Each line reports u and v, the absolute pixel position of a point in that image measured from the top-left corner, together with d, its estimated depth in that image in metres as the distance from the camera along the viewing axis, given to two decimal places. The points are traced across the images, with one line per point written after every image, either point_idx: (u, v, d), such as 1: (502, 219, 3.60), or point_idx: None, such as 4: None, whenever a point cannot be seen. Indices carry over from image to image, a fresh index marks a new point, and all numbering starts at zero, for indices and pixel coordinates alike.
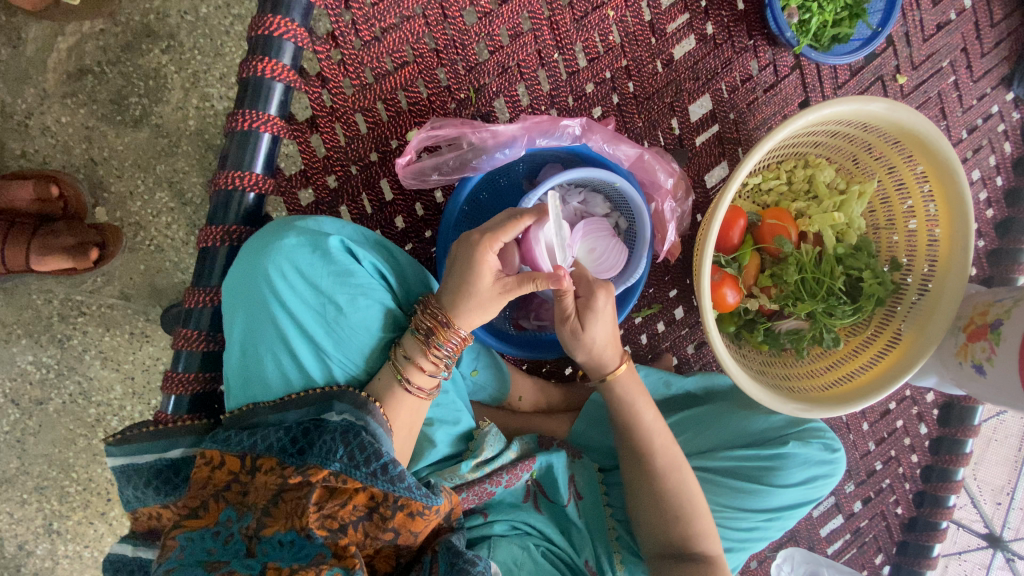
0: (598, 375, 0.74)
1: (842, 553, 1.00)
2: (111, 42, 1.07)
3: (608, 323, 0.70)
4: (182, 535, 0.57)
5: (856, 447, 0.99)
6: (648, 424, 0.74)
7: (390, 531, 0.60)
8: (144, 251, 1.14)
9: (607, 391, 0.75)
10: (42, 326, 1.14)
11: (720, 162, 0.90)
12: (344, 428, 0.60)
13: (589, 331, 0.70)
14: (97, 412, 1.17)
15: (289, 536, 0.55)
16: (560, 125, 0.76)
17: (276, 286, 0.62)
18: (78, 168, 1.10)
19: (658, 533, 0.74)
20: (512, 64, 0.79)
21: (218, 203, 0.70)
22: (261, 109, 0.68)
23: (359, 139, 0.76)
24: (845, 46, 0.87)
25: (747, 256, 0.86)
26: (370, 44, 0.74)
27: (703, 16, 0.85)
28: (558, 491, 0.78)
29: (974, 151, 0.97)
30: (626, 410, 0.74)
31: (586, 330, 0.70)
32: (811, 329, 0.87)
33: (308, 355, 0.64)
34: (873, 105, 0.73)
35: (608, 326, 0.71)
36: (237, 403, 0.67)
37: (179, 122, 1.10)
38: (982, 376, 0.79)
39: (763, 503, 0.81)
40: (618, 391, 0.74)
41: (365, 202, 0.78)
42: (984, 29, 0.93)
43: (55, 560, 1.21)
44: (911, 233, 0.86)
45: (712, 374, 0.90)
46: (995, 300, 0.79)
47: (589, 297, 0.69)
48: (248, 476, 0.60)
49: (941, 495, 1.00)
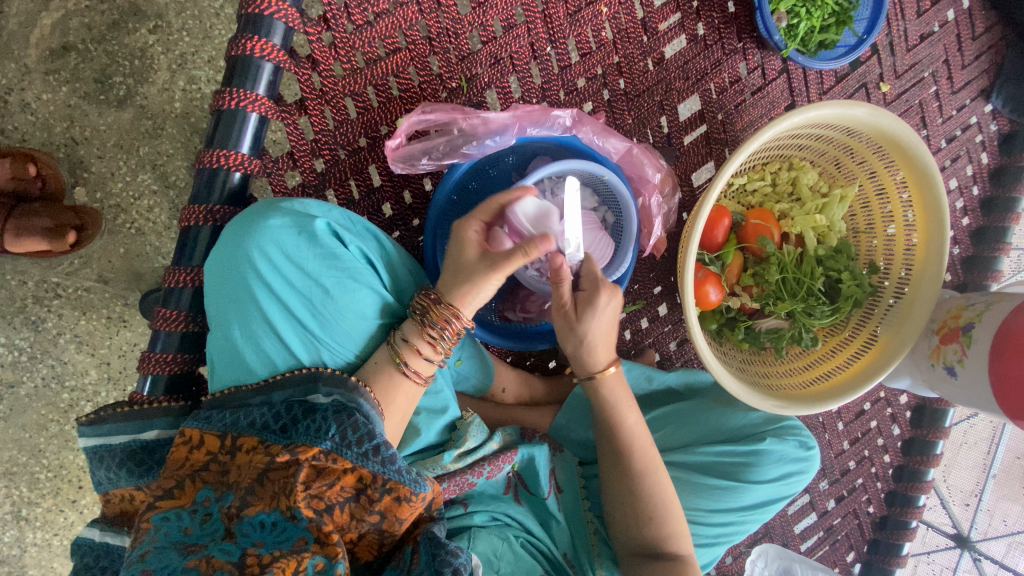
0: (587, 373, 0.74)
1: (814, 549, 1.03)
2: (96, 20, 1.05)
3: (607, 316, 0.72)
4: (156, 517, 0.55)
5: (831, 447, 1.01)
6: (630, 423, 0.74)
7: (376, 514, 0.59)
8: (124, 234, 1.12)
9: (592, 391, 0.75)
10: (16, 308, 1.11)
11: (706, 162, 0.91)
12: (337, 408, 0.61)
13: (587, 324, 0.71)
14: (70, 398, 1.15)
15: (272, 518, 0.54)
16: (550, 116, 0.77)
17: (261, 268, 0.62)
18: (58, 147, 1.07)
19: (632, 532, 0.75)
20: (504, 55, 0.80)
21: (202, 182, 0.69)
22: (249, 89, 0.67)
23: (349, 124, 0.76)
24: (831, 52, 0.89)
25: (730, 255, 0.88)
26: (362, 29, 0.73)
27: (695, 17, 0.86)
28: (539, 484, 0.78)
29: (953, 160, 1.00)
30: (608, 411, 0.74)
31: (581, 322, 0.71)
32: (791, 329, 0.88)
33: (293, 338, 0.64)
34: (857, 110, 0.75)
35: (605, 323, 0.72)
36: (219, 385, 0.66)
37: (164, 104, 1.09)
38: (953, 378, 0.80)
39: (739, 499, 0.82)
40: (604, 392, 0.74)
41: (353, 187, 0.78)
42: (965, 42, 0.95)
43: (23, 548, 1.18)
44: (889, 238, 0.88)
45: (693, 370, 0.91)
46: (968, 304, 0.81)
47: (591, 293, 0.70)
48: (227, 456, 0.60)
49: (911, 495, 1.03)
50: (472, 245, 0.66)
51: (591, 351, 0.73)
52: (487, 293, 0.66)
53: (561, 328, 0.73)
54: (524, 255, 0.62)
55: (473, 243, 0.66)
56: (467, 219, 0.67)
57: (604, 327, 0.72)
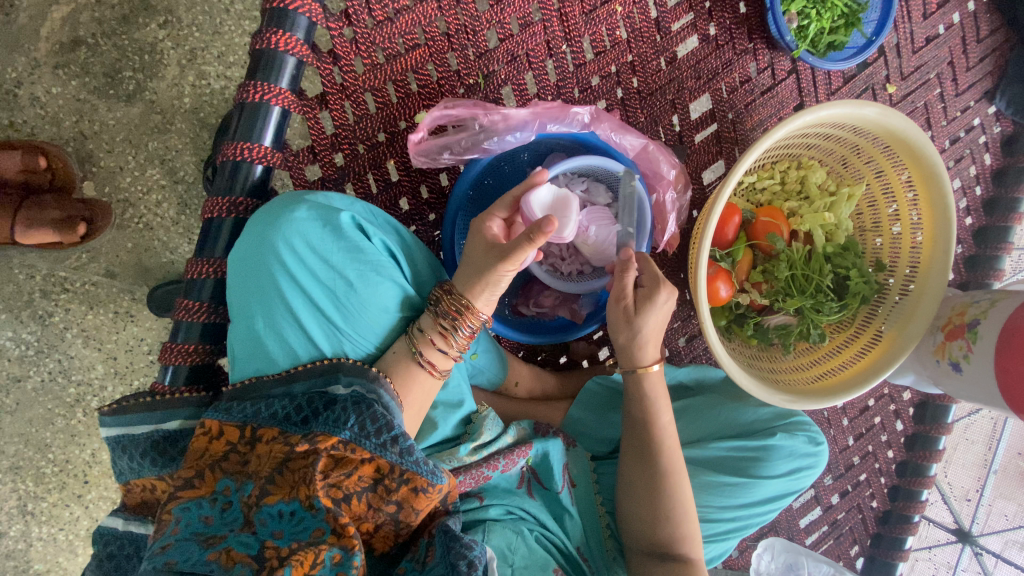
0: (631, 366, 0.76)
1: (819, 543, 1.04)
2: (107, 14, 1.05)
3: (662, 314, 0.72)
4: (177, 508, 0.57)
5: (837, 442, 1.03)
6: (662, 422, 0.76)
7: (392, 504, 0.60)
8: (132, 229, 1.12)
9: (634, 385, 0.76)
10: (23, 302, 1.11)
11: (717, 160, 0.92)
12: (356, 399, 0.61)
13: (638, 321, 0.72)
14: (77, 392, 1.15)
15: (290, 508, 0.55)
16: (570, 113, 0.77)
17: (286, 260, 0.62)
18: (67, 141, 1.07)
19: (645, 530, 0.75)
20: (521, 52, 0.81)
21: (226, 174, 0.69)
22: (273, 82, 0.68)
23: (367, 119, 0.76)
24: (840, 53, 0.90)
25: (741, 251, 0.90)
26: (383, 25, 0.74)
27: (707, 17, 0.87)
28: (553, 479, 0.79)
29: (956, 161, 1.02)
30: (647, 407, 0.76)
31: (631, 320, 0.73)
32: (799, 325, 0.90)
33: (316, 329, 0.64)
34: (866, 109, 0.76)
35: (657, 322, 0.73)
36: (241, 375, 0.67)
37: (174, 99, 1.09)
38: (959, 373, 0.82)
39: (749, 494, 0.83)
40: (646, 388, 0.76)
41: (371, 181, 0.79)
42: (970, 44, 0.97)
43: (28, 542, 1.17)
44: (895, 237, 0.90)
45: (705, 366, 0.93)
46: (973, 301, 0.83)
47: (652, 289, 0.71)
48: (246, 446, 0.61)
49: (913, 489, 1.04)
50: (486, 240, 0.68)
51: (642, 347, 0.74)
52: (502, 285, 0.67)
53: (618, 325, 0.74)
54: (530, 242, 0.62)
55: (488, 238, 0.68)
56: (485, 218, 0.70)
57: (657, 326, 0.73)
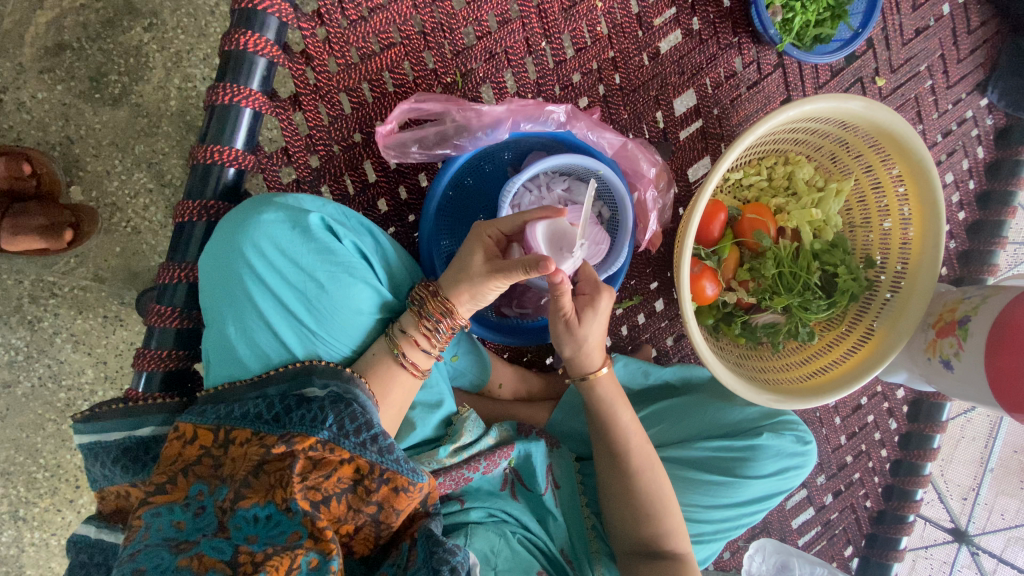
0: (579, 375, 0.75)
1: (812, 544, 1.03)
2: (90, 18, 1.04)
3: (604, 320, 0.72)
4: (147, 513, 0.55)
5: (829, 441, 1.01)
6: (625, 424, 0.74)
7: (373, 505, 0.59)
8: (120, 233, 1.11)
9: (586, 391, 0.75)
10: (11, 308, 1.10)
11: (702, 157, 0.90)
12: (333, 398, 0.60)
13: (583, 328, 0.71)
14: (67, 397, 1.14)
15: (265, 511, 0.53)
16: (544, 111, 0.77)
17: (254, 263, 0.62)
18: (53, 146, 1.07)
19: (628, 532, 0.74)
20: (499, 50, 0.80)
21: (196, 177, 0.69)
22: (242, 84, 0.67)
23: (343, 119, 0.76)
24: (826, 46, 0.88)
25: (727, 250, 0.88)
26: (357, 24, 0.73)
27: (690, 11, 0.86)
28: (535, 480, 0.77)
29: (949, 154, 1.00)
30: (602, 411, 0.74)
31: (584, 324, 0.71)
32: (787, 323, 0.88)
33: (288, 332, 0.63)
34: (851, 103, 0.75)
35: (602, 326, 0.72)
36: (216, 380, 0.66)
37: (159, 102, 1.08)
38: (950, 371, 0.80)
39: (736, 495, 0.82)
40: (599, 393, 0.75)
41: (348, 182, 0.78)
42: (960, 36, 0.95)
43: (21, 548, 1.17)
44: (885, 232, 0.88)
45: (690, 366, 0.91)
46: (964, 297, 0.81)
47: (593, 295, 0.70)
48: (220, 449, 0.60)
49: (908, 489, 1.03)
50: (482, 247, 0.66)
51: (588, 355, 0.73)
52: (489, 296, 0.67)
53: (559, 334, 0.72)
54: (525, 273, 0.61)
55: (488, 248, 0.66)
56: (490, 223, 0.67)
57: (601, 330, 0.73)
